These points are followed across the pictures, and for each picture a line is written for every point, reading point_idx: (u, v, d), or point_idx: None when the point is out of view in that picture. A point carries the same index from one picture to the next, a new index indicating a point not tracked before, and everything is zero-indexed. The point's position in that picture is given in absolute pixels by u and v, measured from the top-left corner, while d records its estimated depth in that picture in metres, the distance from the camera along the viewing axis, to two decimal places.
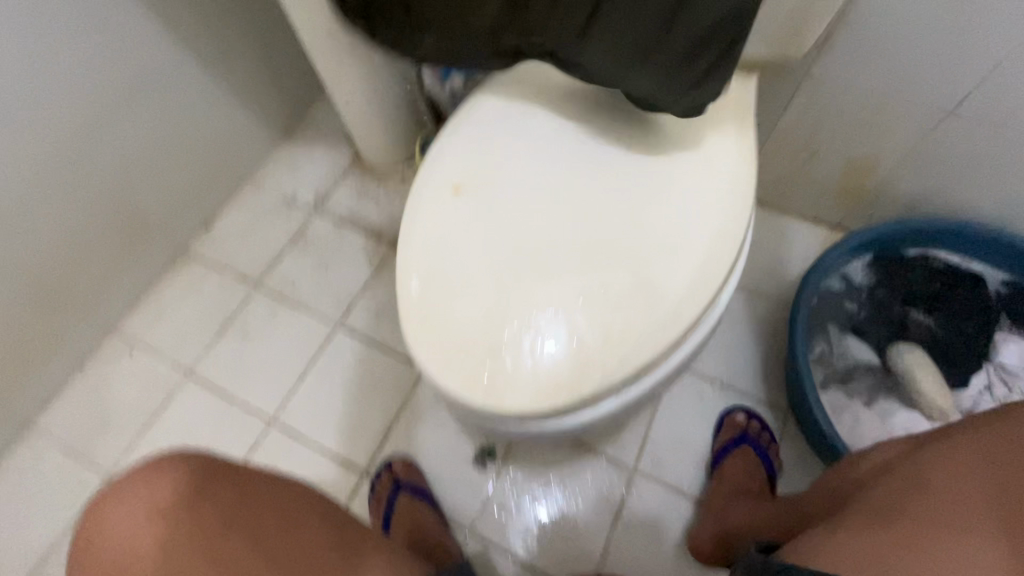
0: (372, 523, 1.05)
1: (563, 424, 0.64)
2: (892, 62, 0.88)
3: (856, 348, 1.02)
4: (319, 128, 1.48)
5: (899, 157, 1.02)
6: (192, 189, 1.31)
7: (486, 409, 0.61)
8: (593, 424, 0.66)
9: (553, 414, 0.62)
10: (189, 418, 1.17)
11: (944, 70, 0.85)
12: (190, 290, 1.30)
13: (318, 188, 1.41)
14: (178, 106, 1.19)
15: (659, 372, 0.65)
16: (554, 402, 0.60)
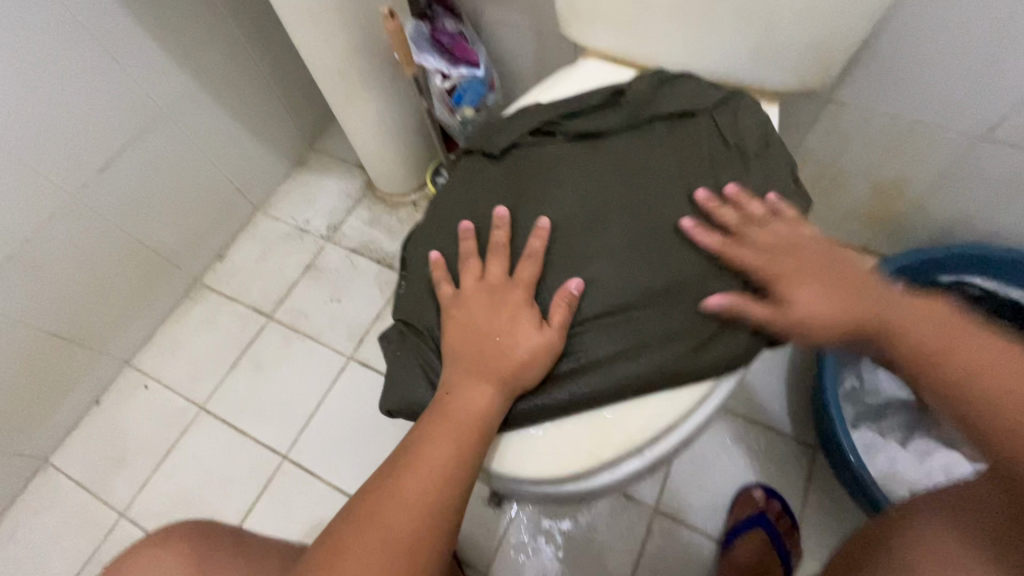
0: None
1: (583, 488, 0.60)
2: (921, 88, 0.85)
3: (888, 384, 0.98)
4: (331, 156, 1.49)
5: (928, 182, 0.98)
6: (206, 222, 1.32)
7: (501, 471, 0.59)
8: (617, 485, 0.62)
9: (571, 478, 0.59)
10: (203, 453, 1.16)
11: (977, 95, 0.82)
12: (205, 322, 1.30)
13: (331, 217, 1.41)
14: (194, 142, 1.21)
15: (685, 430, 0.61)
16: (577, 469, 0.58)
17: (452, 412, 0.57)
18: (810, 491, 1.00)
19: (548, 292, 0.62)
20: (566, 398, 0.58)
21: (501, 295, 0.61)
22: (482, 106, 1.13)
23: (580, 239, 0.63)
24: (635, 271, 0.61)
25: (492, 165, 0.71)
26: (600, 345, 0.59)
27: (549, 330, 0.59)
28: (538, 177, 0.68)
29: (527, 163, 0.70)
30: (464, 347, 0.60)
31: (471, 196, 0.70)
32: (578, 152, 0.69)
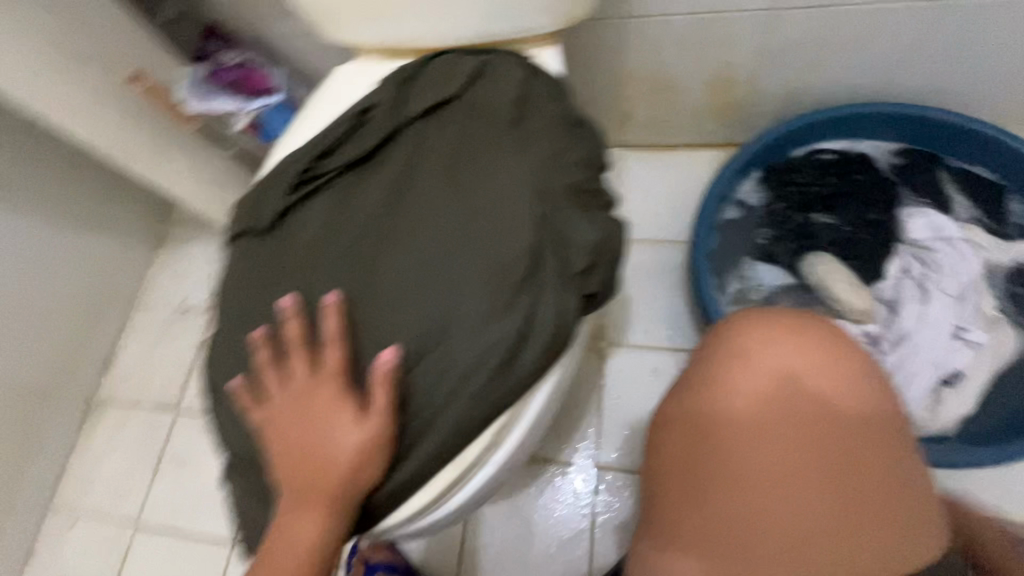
0: None
1: (438, 518, 0.54)
2: None
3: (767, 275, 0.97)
4: (187, 224, 1.40)
5: (750, 64, 0.96)
6: (75, 338, 1.23)
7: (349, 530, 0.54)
8: (480, 499, 0.56)
9: (415, 516, 0.52)
10: (154, 567, 1.12)
11: None
12: (113, 438, 1.24)
13: (207, 286, 1.34)
14: (22, 264, 1.11)
15: (525, 420, 0.54)
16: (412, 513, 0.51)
17: (287, 554, 0.48)
18: None
19: (362, 368, 0.52)
20: (415, 474, 0.50)
21: (308, 397, 0.50)
22: None
23: (378, 295, 0.54)
24: (443, 307, 0.53)
25: (265, 245, 0.61)
26: (433, 404, 0.50)
27: (367, 417, 0.49)
28: (315, 238, 0.59)
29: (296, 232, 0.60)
30: (287, 474, 0.49)
31: (253, 288, 0.59)
32: (348, 194, 0.59)
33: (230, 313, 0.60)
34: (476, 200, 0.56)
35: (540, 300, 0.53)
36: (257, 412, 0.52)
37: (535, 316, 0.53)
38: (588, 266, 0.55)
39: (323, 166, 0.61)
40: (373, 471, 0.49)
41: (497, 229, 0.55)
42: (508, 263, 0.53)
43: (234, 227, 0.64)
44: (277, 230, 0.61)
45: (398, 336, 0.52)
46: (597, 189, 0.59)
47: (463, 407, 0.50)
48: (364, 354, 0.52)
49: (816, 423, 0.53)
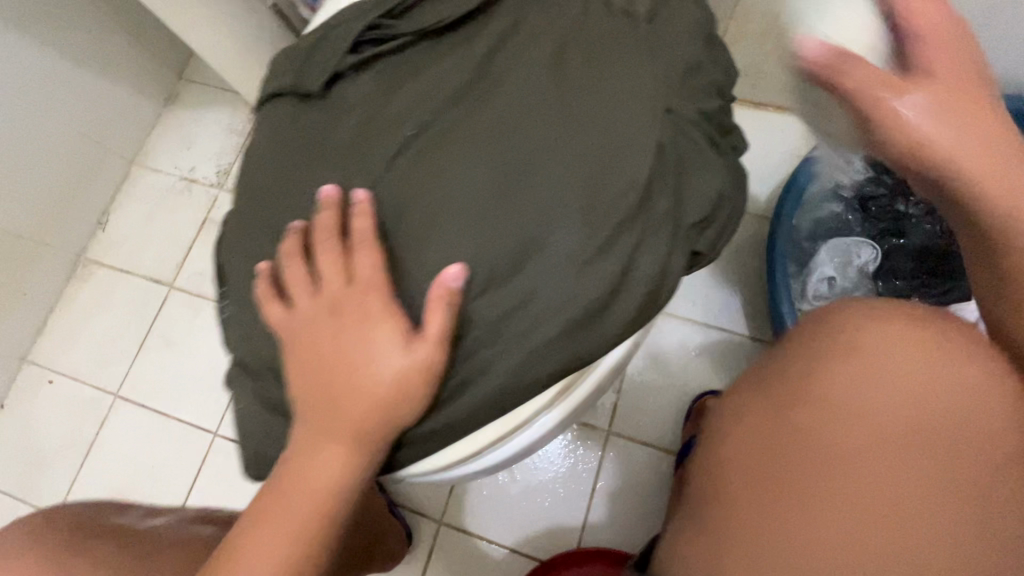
0: None
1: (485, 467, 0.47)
2: None
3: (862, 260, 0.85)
4: (204, 84, 1.26)
5: None
6: (65, 189, 1.13)
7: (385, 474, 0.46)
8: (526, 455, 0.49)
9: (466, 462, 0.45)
10: (127, 441, 1.07)
11: None
12: (100, 302, 1.16)
13: (218, 160, 1.22)
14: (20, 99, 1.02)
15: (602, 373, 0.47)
16: (454, 461, 0.45)
17: (300, 484, 0.41)
18: None
19: (413, 285, 0.43)
20: (462, 419, 0.42)
21: (348, 305, 0.43)
22: None
23: (445, 200, 0.43)
24: (526, 227, 0.42)
25: (303, 109, 0.49)
26: (495, 346, 0.42)
27: (417, 344, 0.41)
28: (371, 115, 0.47)
29: (344, 109, 0.48)
30: (314, 385, 0.42)
31: (283, 161, 0.49)
32: (419, 69, 0.48)
33: (254, 186, 0.50)
34: (586, 104, 0.44)
35: (643, 247, 0.42)
36: (281, 312, 0.44)
37: (637, 266, 0.42)
38: (707, 220, 0.44)
39: (395, 28, 0.49)
40: (411, 405, 0.42)
41: (604, 145, 0.43)
42: (614, 192, 0.42)
43: (266, 82, 0.52)
44: (323, 94, 0.49)
45: (465, 250, 0.42)
46: (726, 128, 0.48)
47: (531, 353, 0.41)
48: (414, 266, 0.43)
49: (848, 519, 0.42)
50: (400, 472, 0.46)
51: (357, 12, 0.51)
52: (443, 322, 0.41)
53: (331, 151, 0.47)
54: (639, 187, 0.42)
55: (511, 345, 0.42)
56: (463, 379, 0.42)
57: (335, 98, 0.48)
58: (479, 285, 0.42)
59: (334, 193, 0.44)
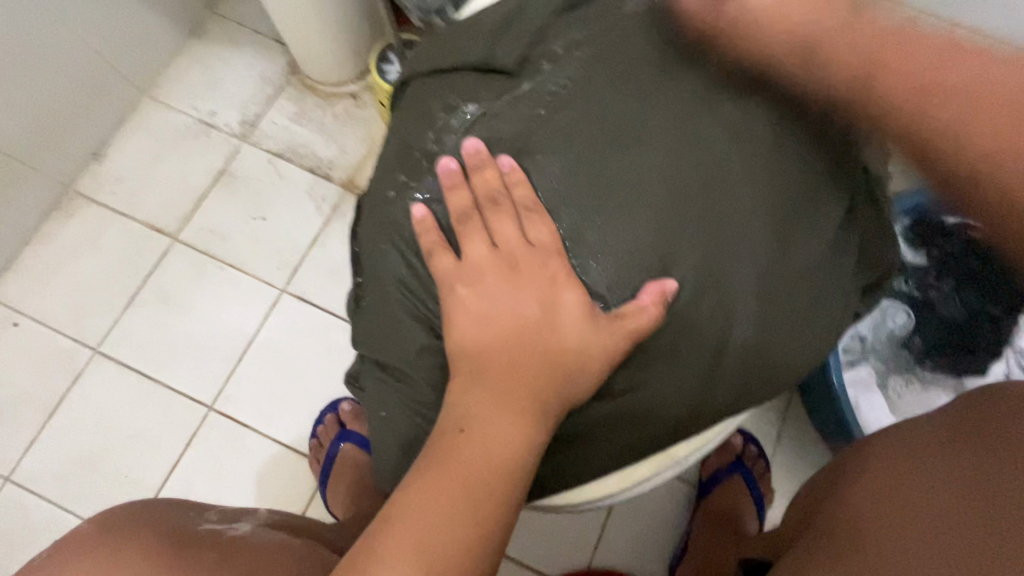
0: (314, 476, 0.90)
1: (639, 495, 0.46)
2: None
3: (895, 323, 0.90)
4: (239, 22, 1.15)
5: None
6: (66, 110, 1.00)
7: (541, 500, 0.43)
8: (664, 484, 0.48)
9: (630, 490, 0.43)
10: (104, 404, 0.96)
11: None
12: (87, 243, 1.04)
13: (244, 108, 1.11)
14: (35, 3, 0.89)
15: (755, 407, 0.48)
16: (606, 496, 0.43)
17: (471, 460, 0.36)
18: (783, 437, 0.95)
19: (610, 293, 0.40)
20: (637, 447, 0.41)
21: (529, 274, 0.40)
22: None
23: (655, 208, 0.40)
24: (733, 258, 0.41)
25: (488, 89, 0.45)
26: (686, 374, 0.40)
27: (607, 329, 0.38)
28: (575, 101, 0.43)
29: (516, 99, 0.44)
30: (486, 359, 0.39)
31: (449, 144, 0.44)
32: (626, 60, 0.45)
33: (410, 162, 0.44)
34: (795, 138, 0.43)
35: (829, 302, 0.44)
36: (449, 266, 0.40)
37: (824, 320, 0.44)
38: (865, 288, 0.47)
39: (592, 16, 0.46)
40: (587, 394, 0.39)
41: (812, 189, 0.43)
42: (811, 240, 0.43)
43: (436, 61, 0.48)
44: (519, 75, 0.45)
45: (672, 268, 0.40)
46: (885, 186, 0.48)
47: (722, 386, 0.41)
48: (608, 269, 0.40)
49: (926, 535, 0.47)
50: (543, 496, 0.43)
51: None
52: (642, 314, 0.38)
53: (514, 142, 0.43)
54: (831, 242, 0.44)
55: (701, 376, 0.41)
56: (648, 405, 0.40)
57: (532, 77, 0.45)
58: (678, 311, 0.40)
59: (480, 149, 0.42)
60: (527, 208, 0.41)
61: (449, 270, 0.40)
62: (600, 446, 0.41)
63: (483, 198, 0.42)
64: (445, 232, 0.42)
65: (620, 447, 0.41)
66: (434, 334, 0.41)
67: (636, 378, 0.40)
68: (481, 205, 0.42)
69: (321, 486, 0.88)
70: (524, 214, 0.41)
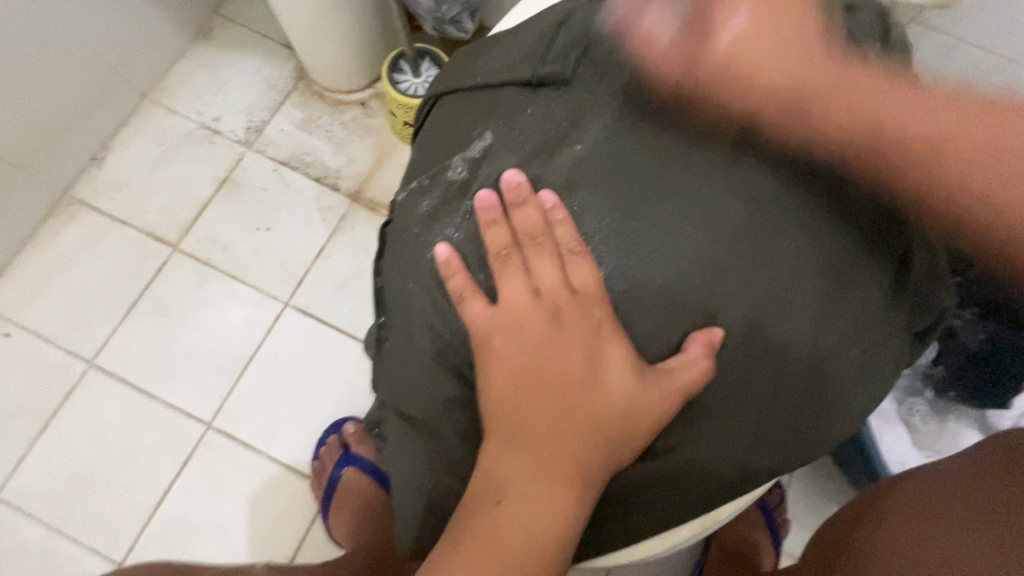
0: (315, 499, 0.87)
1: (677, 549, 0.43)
2: None
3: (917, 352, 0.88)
4: (246, 25, 1.12)
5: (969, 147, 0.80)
6: (66, 112, 0.96)
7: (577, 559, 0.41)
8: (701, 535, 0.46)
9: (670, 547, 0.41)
10: (98, 420, 0.93)
11: None
12: (84, 250, 1.00)
13: (250, 113, 1.08)
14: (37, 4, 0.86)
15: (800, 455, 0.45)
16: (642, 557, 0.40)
17: (503, 537, 0.34)
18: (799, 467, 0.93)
19: (648, 343, 0.38)
20: (679, 505, 0.39)
21: (571, 325, 0.38)
22: None
23: (698, 249, 0.38)
24: (785, 303, 0.39)
25: (527, 108, 0.43)
26: (733, 428, 0.38)
27: (654, 386, 0.36)
28: (621, 125, 0.41)
29: (552, 130, 0.42)
30: (522, 416, 0.36)
31: (487, 174, 0.41)
32: (683, 68, 0.41)
33: (445, 190, 0.42)
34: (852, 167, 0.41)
35: (887, 351, 0.41)
36: (486, 311, 0.38)
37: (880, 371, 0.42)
38: (920, 335, 0.44)
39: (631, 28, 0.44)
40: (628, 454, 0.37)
41: (866, 229, 0.41)
42: (865, 286, 0.41)
43: (468, 79, 0.46)
44: (563, 84, 0.43)
45: (721, 312, 0.38)
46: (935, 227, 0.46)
47: (768, 440, 0.39)
48: (648, 318, 0.38)
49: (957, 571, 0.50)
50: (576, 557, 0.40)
51: (586, 7, 0.46)
52: (691, 371, 0.36)
53: (557, 173, 0.41)
54: (887, 286, 0.41)
55: (748, 430, 0.38)
56: (691, 462, 0.38)
57: (578, 89, 0.43)
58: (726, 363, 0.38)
59: (521, 183, 0.40)
60: (571, 251, 0.39)
61: (481, 314, 0.38)
62: (641, 504, 0.38)
63: (523, 237, 0.39)
64: (483, 269, 0.40)
65: (661, 507, 0.39)
66: (467, 384, 0.38)
67: (681, 433, 0.38)
68: (517, 245, 0.39)
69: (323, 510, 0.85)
70: (566, 255, 0.39)
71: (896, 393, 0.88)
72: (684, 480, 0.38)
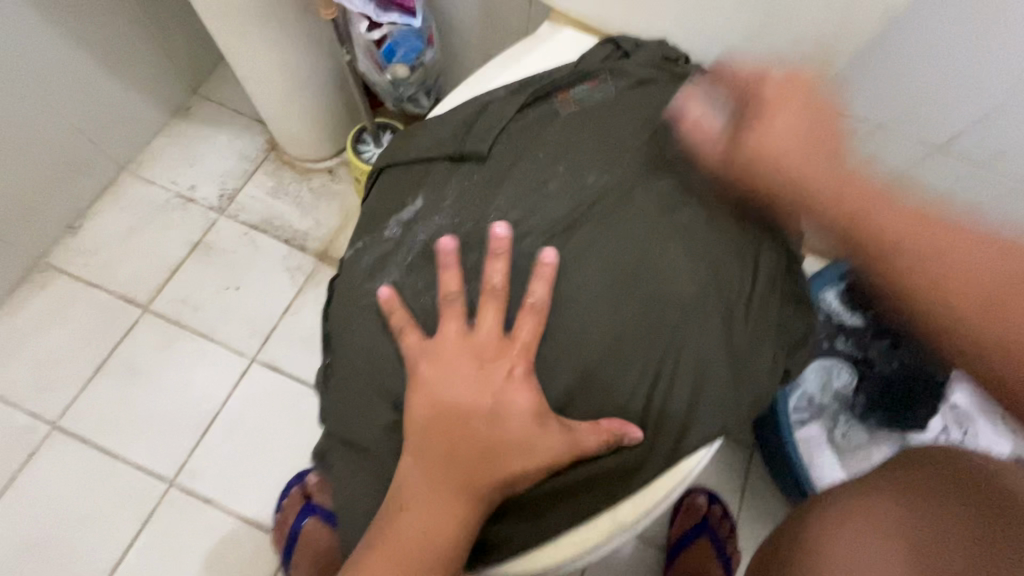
0: (276, 551, 0.88)
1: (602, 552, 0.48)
2: (885, 93, 0.78)
3: (839, 379, 0.95)
4: (222, 103, 1.22)
5: None
6: (46, 185, 1.03)
7: (510, 558, 0.46)
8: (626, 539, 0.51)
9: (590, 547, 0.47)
10: (58, 482, 0.93)
11: (937, 105, 0.76)
12: (54, 314, 1.04)
13: (223, 182, 1.16)
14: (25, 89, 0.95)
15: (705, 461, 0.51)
16: (559, 560, 0.46)
17: (421, 531, 0.40)
18: (747, 497, 0.98)
19: (556, 374, 0.46)
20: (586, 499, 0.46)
21: (492, 356, 0.44)
22: (417, 65, 0.94)
23: (601, 299, 0.47)
24: (679, 357, 0.47)
25: (454, 180, 0.51)
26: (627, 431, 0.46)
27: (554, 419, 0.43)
28: (532, 195, 0.50)
29: (473, 194, 0.50)
30: (444, 433, 0.42)
31: (420, 234, 0.49)
32: (574, 146, 0.52)
33: (383, 246, 0.50)
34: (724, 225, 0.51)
35: (761, 360, 0.50)
36: (417, 342, 0.45)
37: (758, 374, 0.49)
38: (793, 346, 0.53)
39: (540, 117, 0.54)
40: (537, 473, 0.42)
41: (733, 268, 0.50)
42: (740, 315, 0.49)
43: (404, 153, 0.54)
44: (483, 160, 0.52)
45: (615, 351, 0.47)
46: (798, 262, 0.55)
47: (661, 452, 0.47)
48: (556, 348, 0.46)
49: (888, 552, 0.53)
50: (507, 558, 0.46)
51: (504, 97, 0.55)
52: (595, 436, 0.43)
53: (473, 233, 0.49)
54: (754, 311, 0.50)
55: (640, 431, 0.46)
56: (595, 462, 0.45)
57: (495, 164, 0.51)
58: (618, 376, 0.46)
59: (453, 248, 0.47)
60: (492, 294, 0.46)
61: (413, 349, 0.45)
62: (558, 500, 0.45)
63: (452, 289, 0.46)
64: (418, 313, 0.47)
65: (571, 502, 0.45)
66: (398, 411, 0.44)
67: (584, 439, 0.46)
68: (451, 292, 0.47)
69: (283, 563, 0.86)
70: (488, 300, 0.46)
71: (823, 419, 0.94)
72: (591, 477, 0.45)
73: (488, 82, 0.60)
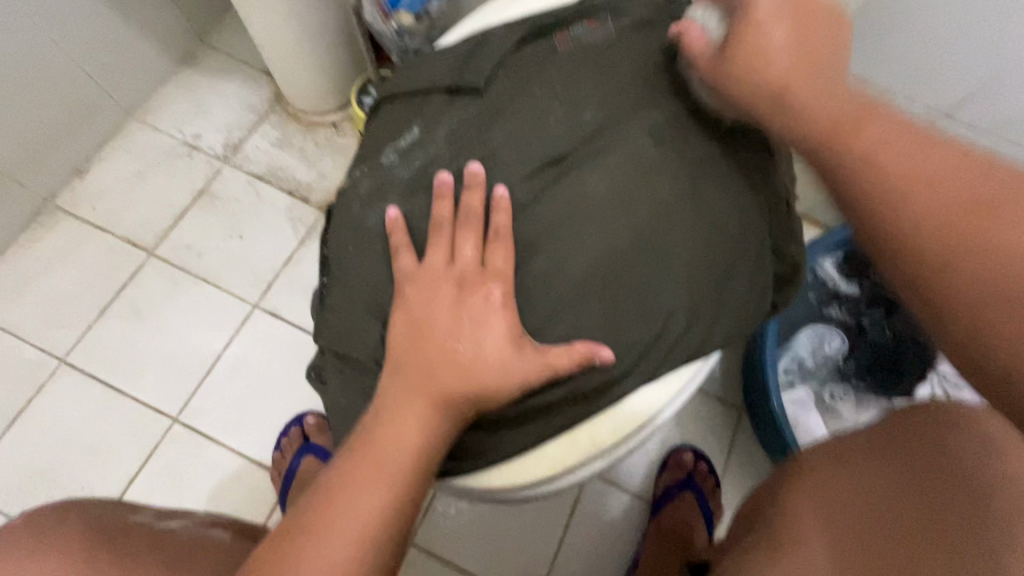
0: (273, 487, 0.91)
1: (575, 475, 0.51)
2: (894, 55, 0.77)
3: (832, 345, 0.95)
4: (229, 53, 1.22)
5: None
6: (55, 129, 1.04)
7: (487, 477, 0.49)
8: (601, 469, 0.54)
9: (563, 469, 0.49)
10: (66, 414, 0.97)
11: (947, 68, 0.75)
12: (64, 255, 1.06)
13: (227, 132, 1.16)
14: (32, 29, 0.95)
15: (680, 397, 0.53)
16: (532, 478, 0.49)
17: (398, 440, 0.42)
18: (733, 455, 1.00)
19: (542, 295, 0.47)
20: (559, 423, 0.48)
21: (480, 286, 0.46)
22: (423, 15, 0.93)
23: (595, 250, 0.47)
24: (658, 293, 0.48)
25: (451, 113, 0.52)
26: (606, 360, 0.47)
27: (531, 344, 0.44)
28: (526, 131, 0.51)
29: (468, 127, 0.51)
30: (428, 352, 0.44)
31: (414, 164, 0.50)
32: (570, 84, 0.52)
33: (380, 172, 0.51)
34: (718, 165, 0.51)
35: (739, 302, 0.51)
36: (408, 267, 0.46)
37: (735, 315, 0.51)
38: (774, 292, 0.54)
39: (537, 55, 0.54)
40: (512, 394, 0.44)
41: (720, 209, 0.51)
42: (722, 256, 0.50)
43: (402, 86, 0.55)
44: (479, 94, 0.52)
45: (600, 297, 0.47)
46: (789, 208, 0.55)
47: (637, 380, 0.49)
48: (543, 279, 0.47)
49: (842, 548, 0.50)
50: (484, 474, 0.49)
51: (503, 33, 0.55)
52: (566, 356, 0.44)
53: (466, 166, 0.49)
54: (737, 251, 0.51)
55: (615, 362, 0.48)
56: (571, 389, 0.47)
57: (491, 98, 0.52)
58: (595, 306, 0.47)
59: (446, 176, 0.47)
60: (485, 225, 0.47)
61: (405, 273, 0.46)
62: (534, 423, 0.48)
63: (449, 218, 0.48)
64: (414, 239, 0.49)
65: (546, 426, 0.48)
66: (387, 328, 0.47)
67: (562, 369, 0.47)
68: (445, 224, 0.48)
69: (280, 498, 0.89)
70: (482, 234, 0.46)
71: (812, 382, 0.95)
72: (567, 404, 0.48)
73: (489, 21, 0.60)
